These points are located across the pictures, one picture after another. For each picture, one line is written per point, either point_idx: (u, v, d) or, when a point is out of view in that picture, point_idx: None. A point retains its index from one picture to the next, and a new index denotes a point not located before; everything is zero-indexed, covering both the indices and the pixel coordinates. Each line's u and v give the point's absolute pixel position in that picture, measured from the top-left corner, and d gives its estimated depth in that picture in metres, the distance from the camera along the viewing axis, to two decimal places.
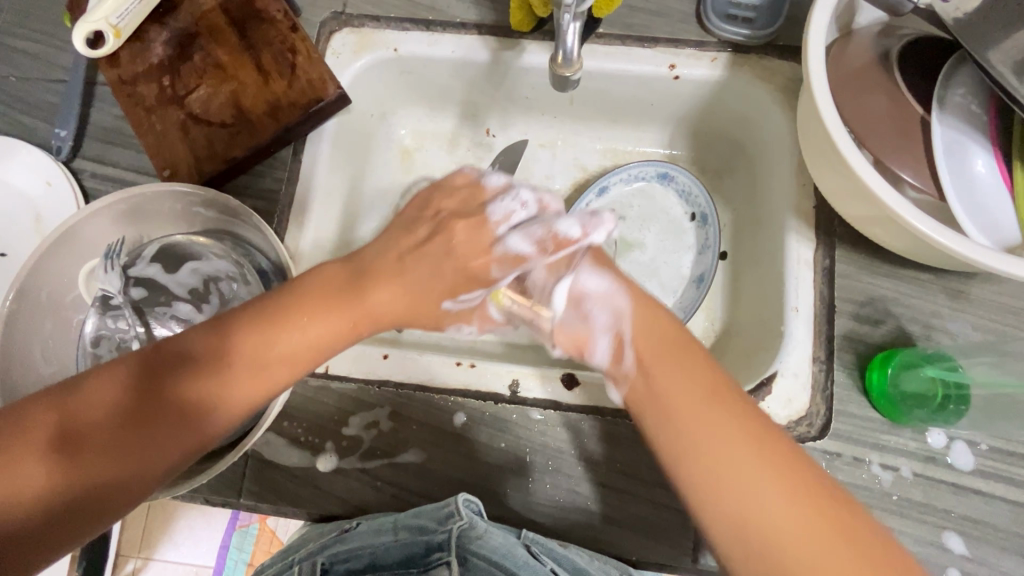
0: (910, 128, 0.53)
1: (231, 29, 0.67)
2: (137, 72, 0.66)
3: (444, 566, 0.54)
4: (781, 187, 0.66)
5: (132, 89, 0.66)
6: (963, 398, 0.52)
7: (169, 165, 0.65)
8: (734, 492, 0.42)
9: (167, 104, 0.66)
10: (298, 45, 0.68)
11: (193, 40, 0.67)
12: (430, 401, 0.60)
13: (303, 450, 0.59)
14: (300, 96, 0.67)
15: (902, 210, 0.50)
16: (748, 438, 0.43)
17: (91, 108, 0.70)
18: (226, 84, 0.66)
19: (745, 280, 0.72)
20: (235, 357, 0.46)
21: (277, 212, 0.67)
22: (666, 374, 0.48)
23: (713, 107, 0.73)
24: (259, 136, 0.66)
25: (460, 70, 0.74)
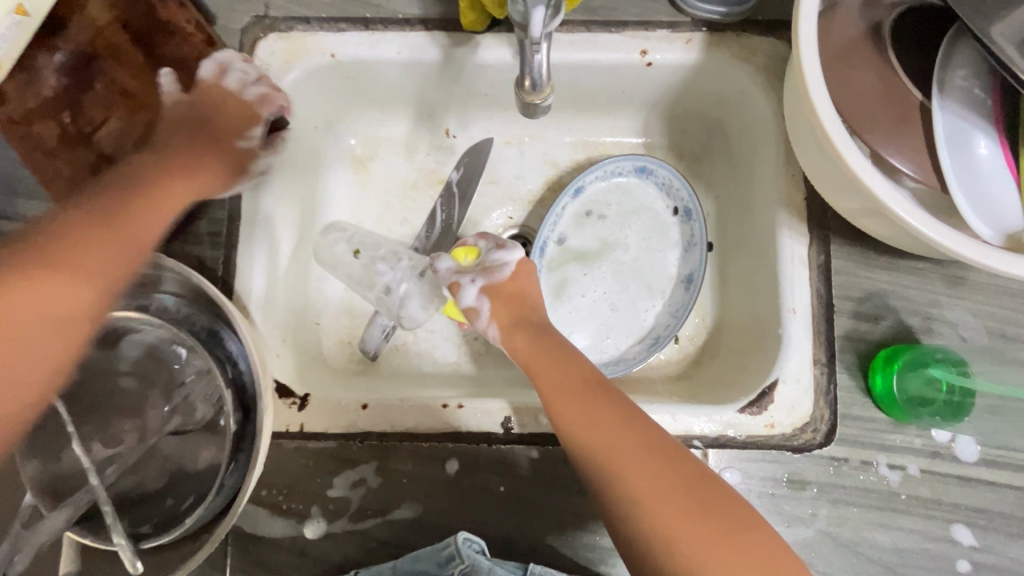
0: (908, 113, 0.49)
1: (136, 47, 0.57)
2: (27, 108, 0.50)
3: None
4: (767, 177, 0.62)
5: (23, 129, 0.51)
6: (962, 404, 0.52)
7: None
8: (623, 480, 0.45)
9: (73, 145, 0.54)
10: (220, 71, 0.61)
11: (91, 63, 0.53)
12: (418, 450, 0.56)
13: (287, 518, 0.55)
14: (230, 130, 0.61)
15: (900, 208, 0.46)
16: (613, 426, 0.47)
17: None
18: (139, 115, 0.59)
19: (735, 274, 0.68)
20: (110, 216, 0.50)
21: (224, 257, 0.60)
22: (556, 380, 0.52)
23: (689, 90, 0.67)
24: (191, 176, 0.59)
25: (408, 72, 0.66)
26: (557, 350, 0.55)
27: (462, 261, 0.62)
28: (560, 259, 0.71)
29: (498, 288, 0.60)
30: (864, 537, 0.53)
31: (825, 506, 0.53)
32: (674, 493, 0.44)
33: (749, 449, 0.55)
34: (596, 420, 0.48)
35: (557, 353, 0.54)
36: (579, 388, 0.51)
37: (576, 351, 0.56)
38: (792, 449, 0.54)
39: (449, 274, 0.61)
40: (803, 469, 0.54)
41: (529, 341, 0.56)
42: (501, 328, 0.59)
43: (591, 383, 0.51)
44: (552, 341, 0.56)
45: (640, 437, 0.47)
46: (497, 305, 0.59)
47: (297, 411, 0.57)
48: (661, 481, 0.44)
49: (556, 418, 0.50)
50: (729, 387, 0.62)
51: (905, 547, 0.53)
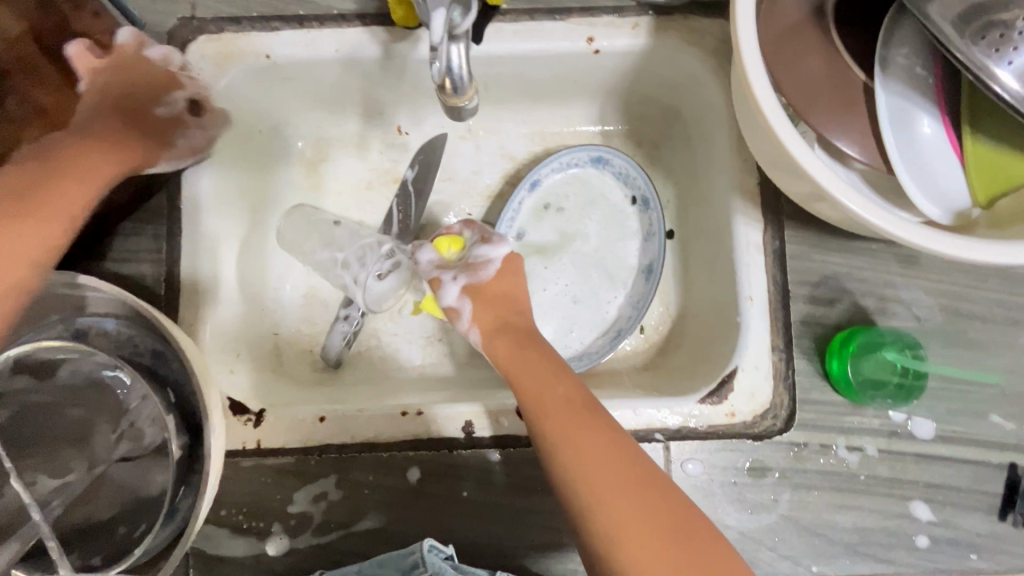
0: (853, 95, 0.48)
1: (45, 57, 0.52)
2: None
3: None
4: (721, 163, 0.61)
5: None
6: (914, 387, 0.53)
7: None
8: (598, 509, 0.43)
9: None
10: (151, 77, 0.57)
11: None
12: (378, 460, 0.55)
13: (248, 537, 0.54)
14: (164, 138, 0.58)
15: (843, 194, 0.46)
16: (601, 452, 0.45)
17: None
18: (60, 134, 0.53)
19: (695, 261, 0.68)
20: (53, 165, 0.49)
21: (168, 273, 0.58)
22: (541, 398, 0.49)
23: (641, 77, 0.66)
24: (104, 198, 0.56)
25: (350, 70, 0.64)
26: (542, 360, 0.52)
27: (446, 254, 0.61)
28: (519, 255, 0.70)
29: (479, 289, 0.58)
30: (825, 519, 0.54)
31: (787, 491, 0.54)
32: (647, 525, 0.42)
33: (711, 438, 0.55)
34: (577, 443, 0.46)
35: (541, 364, 0.52)
36: (563, 406, 0.48)
37: (561, 360, 0.53)
38: (753, 436, 0.55)
39: (431, 268, 0.60)
40: (764, 456, 0.54)
41: (511, 348, 0.54)
42: (483, 333, 0.57)
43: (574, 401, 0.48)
44: (532, 351, 0.53)
45: (619, 465, 0.45)
46: (478, 307, 0.58)
47: (252, 428, 0.55)
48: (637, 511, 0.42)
49: (538, 434, 0.47)
50: (691, 376, 0.61)
51: (865, 526, 0.53)
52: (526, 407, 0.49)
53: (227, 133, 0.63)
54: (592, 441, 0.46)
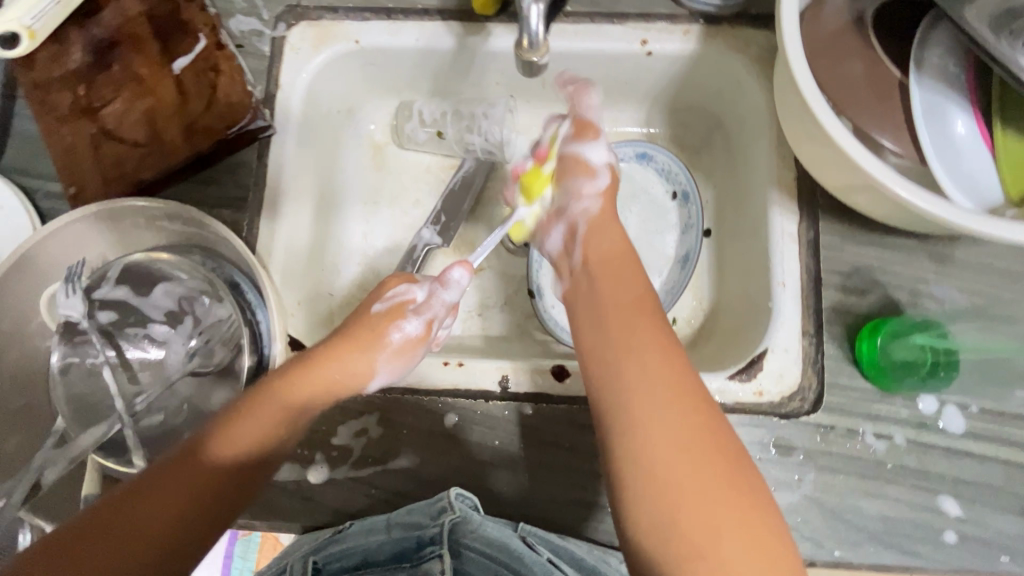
0: (889, 92, 0.52)
1: (153, 39, 0.62)
2: (52, 77, 0.60)
3: (437, 560, 0.51)
4: (761, 160, 0.64)
5: (45, 94, 0.60)
6: (951, 363, 0.54)
7: (73, 182, 0.61)
8: (666, 474, 0.43)
9: (78, 117, 0.60)
10: (221, 63, 0.63)
11: (113, 48, 0.61)
12: (419, 404, 0.59)
13: (292, 464, 0.57)
14: (219, 120, 0.63)
15: (887, 180, 0.48)
16: (674, 402, 0.46)
17: (16, 117, 0.65)
18: (143, 98, 0.60)
19: (730, 255, 0.70)
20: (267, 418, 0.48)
21: (250, 220, 0.65)
22: (626, 327, 0.51)
23: (688, 83, 0.71)
24: (174, 156, 0.63)
25: (425, 59, 0.71)
26: (635, 298, 0.53)
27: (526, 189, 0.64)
28: None
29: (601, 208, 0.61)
30: (850, 504, 0.54)
31: (811, 472, 0.55)
32: (695, 478, 0.43)
33: (738, 414, 0.56)
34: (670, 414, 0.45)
35: (651, 324, 0.51)
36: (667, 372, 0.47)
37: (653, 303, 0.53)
38: (779, 415, 0.56)
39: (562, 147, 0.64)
40: (790, 435, 0.55)
41: (606, 270, 0.56)
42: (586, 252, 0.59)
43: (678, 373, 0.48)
44: (623, 279, 0.55)
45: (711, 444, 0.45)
46: (590, 229, 0.60)
47: None
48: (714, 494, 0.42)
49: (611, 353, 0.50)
50: (722, 362, 0.63)
51: (891, 516, 0.53)
52: (606, 330, 0.51)
53: (312, 106, 0.71)
54: (662, 382, 0.47)
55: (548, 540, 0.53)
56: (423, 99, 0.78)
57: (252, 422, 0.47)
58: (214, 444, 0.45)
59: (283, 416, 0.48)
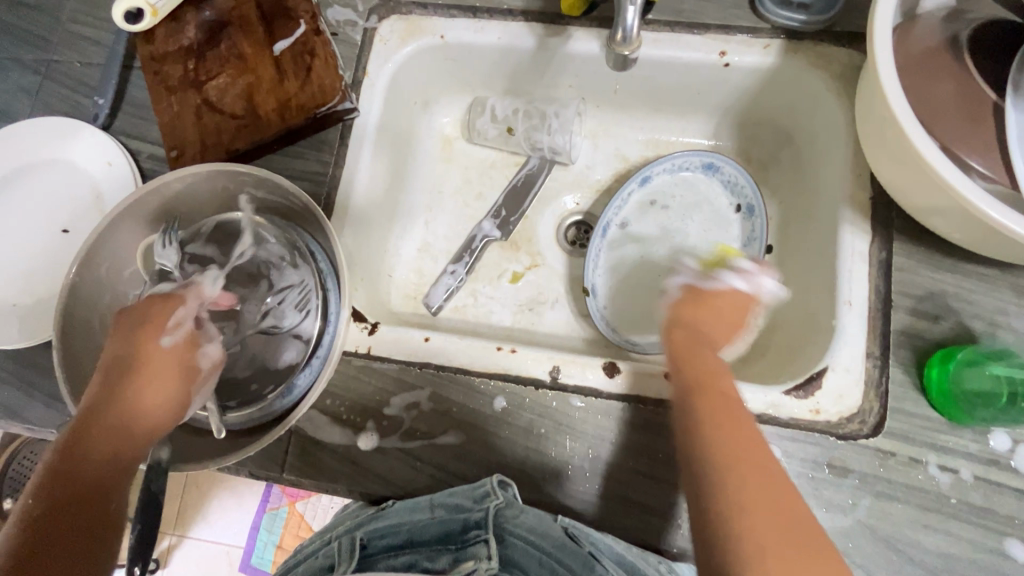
0: (982, 112, 0.51)
1: (259, 24, 0.67)
2: (168, 51, 0.67)
3: (482, 544, 0.49)
4: (835, 176, 0.64)
5: (160, 66, 0.67)
6: None
7: (175, 145, 0.66)
8: (734, 524, 0.39)
9: (187, 88, 0.66)
10: (318, 49, 0.67)
11: (223, 28, 0.67)
12: (470, 385, 0.60)
13: (345, 429, 0.60)
14: (309, 100, 0.67)
15: (978, 200, 0.47)
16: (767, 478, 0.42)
17: (130, 85, 0.71)
18: (245, 77, 0.66)
19: (791, 272, 0.69)
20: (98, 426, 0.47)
21: (327, 196, 0.69)
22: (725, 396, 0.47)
23: (763, 97, 0.71)
24: (267, 131, 0.67)
25: (504, 57, 0.74)
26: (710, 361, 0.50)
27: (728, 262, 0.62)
28: (618, 242, 0.76)
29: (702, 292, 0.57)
30: (907, 536, 0.52)
31: (866, 497, 0.53)
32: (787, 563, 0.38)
33: (792, 429, 0.55)
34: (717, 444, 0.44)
35: (721, 393, 0.47)
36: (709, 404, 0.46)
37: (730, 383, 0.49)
38: (835, 435, 0.54)
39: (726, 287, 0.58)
40: (847, 457, 0.54)
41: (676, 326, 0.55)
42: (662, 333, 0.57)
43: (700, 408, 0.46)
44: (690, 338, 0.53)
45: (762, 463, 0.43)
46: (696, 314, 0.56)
47: (366, 335, 0.63)
48: (779, 525, 0.39)
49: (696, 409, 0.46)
50: (777, 377, 0.62)
51: (951, 553, 0.51)
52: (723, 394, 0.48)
53: (393, 95, 0.74)
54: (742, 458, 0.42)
55: (591, 535, 0.52)
56: (496, 96, 0.81)
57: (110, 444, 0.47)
58: (70, 478, 0.44)
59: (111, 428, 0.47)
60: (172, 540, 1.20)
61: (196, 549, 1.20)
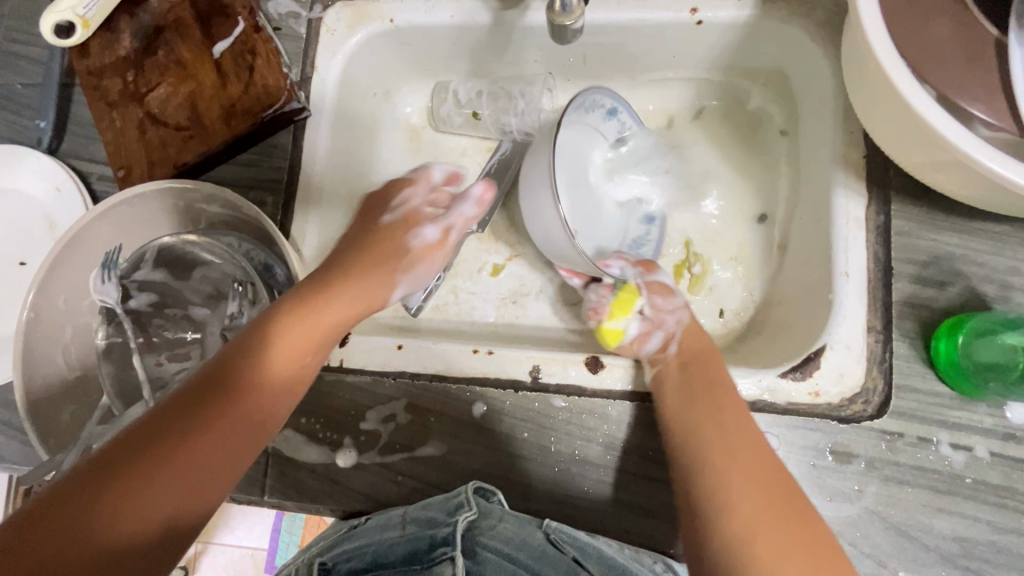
0: (984, 55, 0.46)
1: (196, 24, 0.62)
2: (104, 64, 0.61)
3: (448, 563, 0.48)
4: (824, 136, 0.58)
5: (98, 81, 0.61)
6: None
7: (123, 165, 0.61)
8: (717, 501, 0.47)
9: (127, 101, 0.61)
10: (259, 46, 0.62)
11: (159, 34, 0.61)
12: (448, 391, 0.57)
13: (322, 447, 0.57)
14: (255, 104, 0.62)
15: (983, 156, 0.42)
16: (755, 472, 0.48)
17: (72, 102, 0.68)
18: (186, 83, 0.61)
19: (785, 242, 0.64)
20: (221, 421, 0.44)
21: (285, 202, 0.65)
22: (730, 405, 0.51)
23: (746, 54, 0.65)
24: (215, 142, 0.63)
25: (462, 37, 0.69)
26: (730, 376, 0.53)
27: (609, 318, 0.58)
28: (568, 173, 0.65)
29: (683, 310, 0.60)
30: (919, 522, 0.48)
31: (874, 483, 0.49)
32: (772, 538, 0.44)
33: (790, 415, 0.51)
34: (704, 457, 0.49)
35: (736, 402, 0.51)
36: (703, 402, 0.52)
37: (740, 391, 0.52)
38: (837, 419, 0.50)
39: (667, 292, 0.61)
40: (850, 441, 0.50)
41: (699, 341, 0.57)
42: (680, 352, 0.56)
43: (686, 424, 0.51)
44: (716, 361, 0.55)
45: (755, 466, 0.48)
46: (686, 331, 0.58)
47: (337, 347, 0.59)
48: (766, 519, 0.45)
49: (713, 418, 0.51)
50: (771, 358, 0.58)
51: (969, 537, 0.47)
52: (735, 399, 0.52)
53: (347, 89, 0.70)
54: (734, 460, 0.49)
55: (575, 536, 0.49)
56: (459, 79, 0.76)
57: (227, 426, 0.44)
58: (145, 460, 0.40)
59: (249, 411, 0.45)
60: (199, 546, 1.06)
61: (223, 554, 1.06)
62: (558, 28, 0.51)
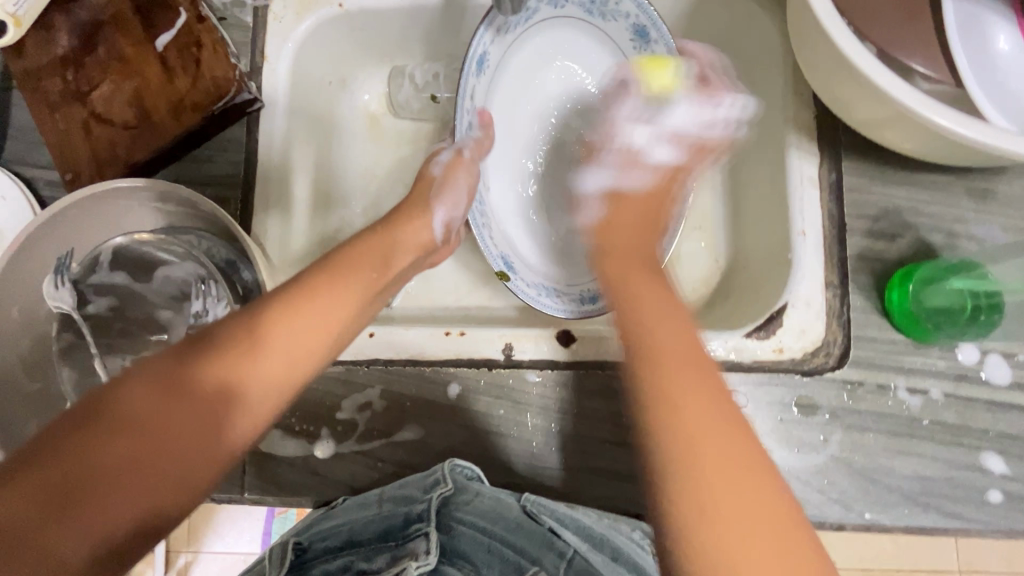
0: (918, 9, 0.47)
1: (135, 17, 0.59)
2: (42, 65, 0.57)
3: (423, 539, 0.47)
4: (777, 99, 0.59)
5: (36, 83, 0.57)
6: (994, 306, 0.49)
7: (71, 167, 0.60)
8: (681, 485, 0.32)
9: (70, 102, 0.58)
10: (204, 38, 0.60)
11: (96, 29, 0.58)
12: (422, 374, 0.57)
13: (299, 439, 0.57)
14: (205, 97, 0.61)
15: (922, 106, 0.43)
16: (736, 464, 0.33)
17: (11, 107, 0.65)
18: (130, 81, 0.59)
19: (745, 207, 0.65)
20: (239, 404, 0.37)
21: (244, 197, 0.64)
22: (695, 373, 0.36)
23: (695, 24, 0.67)
24: (166, 138, 0.61)
25: (414, 19, 0.69)
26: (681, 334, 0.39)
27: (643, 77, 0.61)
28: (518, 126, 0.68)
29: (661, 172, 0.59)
30: (882, 464, 0.50)
31: (838, 432, 0.51)
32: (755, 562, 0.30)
33: (756, 373, 0.52)
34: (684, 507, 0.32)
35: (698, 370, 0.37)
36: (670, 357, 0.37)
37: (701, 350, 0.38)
38: (802, 372, 0.52)
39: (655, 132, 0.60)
40: (814, 393, 0.51)
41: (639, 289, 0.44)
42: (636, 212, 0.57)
43: (675, 464, 0.33)
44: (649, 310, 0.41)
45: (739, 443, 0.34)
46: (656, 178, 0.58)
47: None
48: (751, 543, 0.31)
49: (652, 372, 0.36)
50: (735, 321, 0.59)
51: (928, 475, 0.50)
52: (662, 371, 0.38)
53: (301, 77, 0.69)
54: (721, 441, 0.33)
55: (553, 509, 0.50)
56: (415, 63, 0.75)
57: (177, 445, 0.34)
58: (146, 453, 0.33)
59: (185, 429, 0.34)
60: (187, 556, 1.04)
61: (214, 563, 1.04)
62: None
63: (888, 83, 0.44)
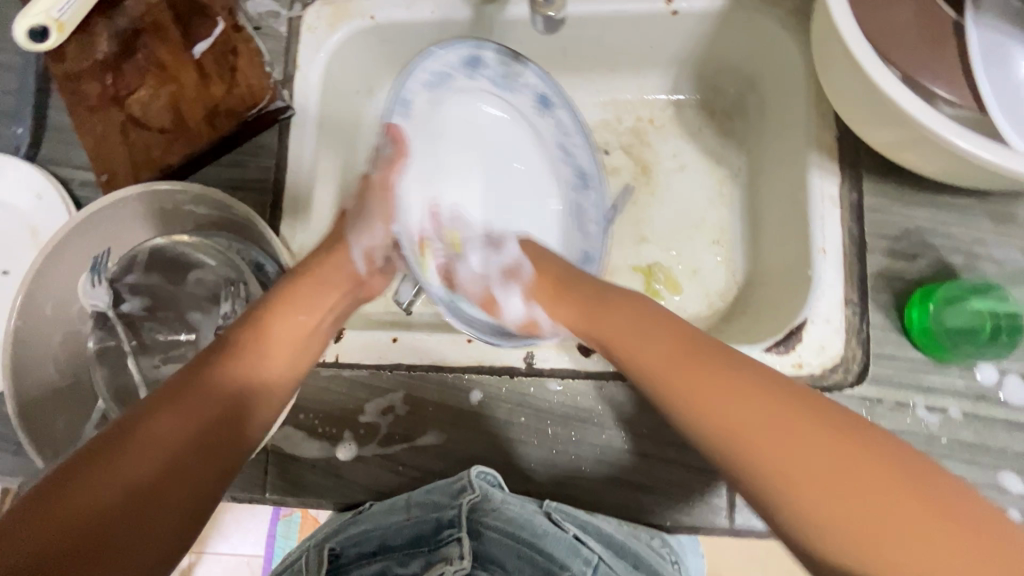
0: (943, 38, 0.48)
1: (176, 26, 0.61)
2: (83, 68, 0.59)
3: (455, 544, 0.49)
4: (798, 119, 0.60)
5: (76, 85, 0.59)
6: (1012, 327, 0.50)
7: (106, 169, 0.61)
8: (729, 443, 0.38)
9: (108, 105, 0.59)
10: (240, 47, 0.63)
11: (137, 37, 0.60)
12: (444, 381, 0.58)
13: (322, 441, 0.57)
14: (238, 102, 0.62)
15: (948, 132, 0.44)
16: (766, 400, 0.38)
17: (49, 108, 0.67)
18: (167, 86, 0.60)
19: (764, 223, 0.66)
20: (239, 395, 0.44)
21: (273, 203, 0.65)
22: (653, 346, 0.45)
23: (718, 44, 0.68)
24: (199, 142, 0.62)
25: (441, 32, 0.70)
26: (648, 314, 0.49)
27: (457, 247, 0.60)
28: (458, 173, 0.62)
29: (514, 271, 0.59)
30: None
31: None
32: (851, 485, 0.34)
33: None
34: (813, 515, 0.34)
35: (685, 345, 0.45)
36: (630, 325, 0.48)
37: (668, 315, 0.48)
38: (821, 388, 0.52)
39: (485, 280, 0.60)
40: None
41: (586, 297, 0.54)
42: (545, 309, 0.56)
43: (736, 450, 0.38)
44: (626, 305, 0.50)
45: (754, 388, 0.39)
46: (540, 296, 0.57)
47: (333, 342, 0.60)
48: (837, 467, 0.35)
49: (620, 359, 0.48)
50: (754, 335, 0.59)
51: None
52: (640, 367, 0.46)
53: (331, 87, 0.70)
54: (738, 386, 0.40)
55: (576, 517, 0.51)
56: None
57: (188, 420, 0.40)
58: (166, 422, 0.40)
59: (194, 422, 0.41)
60: (193, 556, 1.03)
61: (218, 564, 1.03)
62: (543, 18, 0.56)
63: (915, 109, 0.45)
